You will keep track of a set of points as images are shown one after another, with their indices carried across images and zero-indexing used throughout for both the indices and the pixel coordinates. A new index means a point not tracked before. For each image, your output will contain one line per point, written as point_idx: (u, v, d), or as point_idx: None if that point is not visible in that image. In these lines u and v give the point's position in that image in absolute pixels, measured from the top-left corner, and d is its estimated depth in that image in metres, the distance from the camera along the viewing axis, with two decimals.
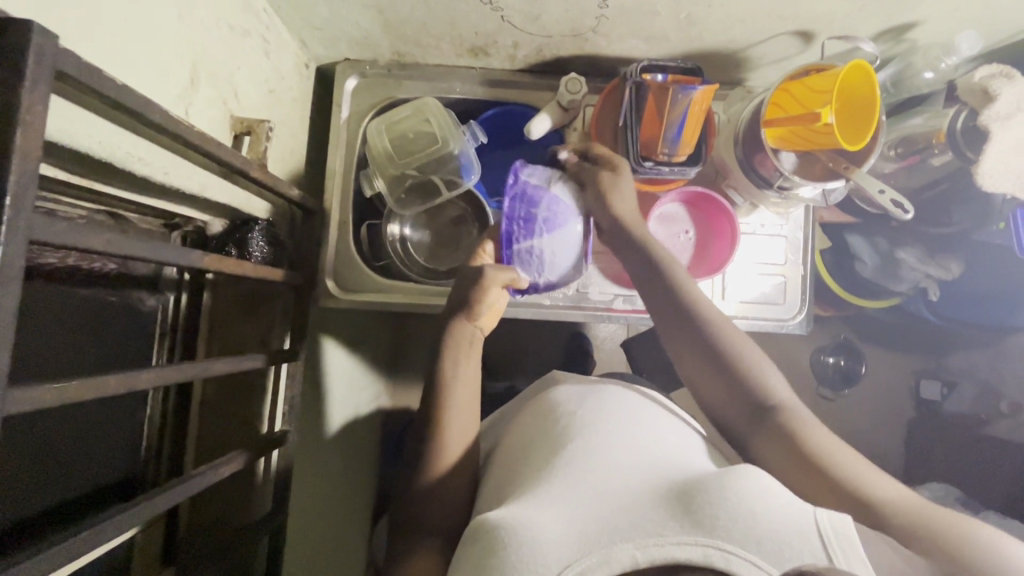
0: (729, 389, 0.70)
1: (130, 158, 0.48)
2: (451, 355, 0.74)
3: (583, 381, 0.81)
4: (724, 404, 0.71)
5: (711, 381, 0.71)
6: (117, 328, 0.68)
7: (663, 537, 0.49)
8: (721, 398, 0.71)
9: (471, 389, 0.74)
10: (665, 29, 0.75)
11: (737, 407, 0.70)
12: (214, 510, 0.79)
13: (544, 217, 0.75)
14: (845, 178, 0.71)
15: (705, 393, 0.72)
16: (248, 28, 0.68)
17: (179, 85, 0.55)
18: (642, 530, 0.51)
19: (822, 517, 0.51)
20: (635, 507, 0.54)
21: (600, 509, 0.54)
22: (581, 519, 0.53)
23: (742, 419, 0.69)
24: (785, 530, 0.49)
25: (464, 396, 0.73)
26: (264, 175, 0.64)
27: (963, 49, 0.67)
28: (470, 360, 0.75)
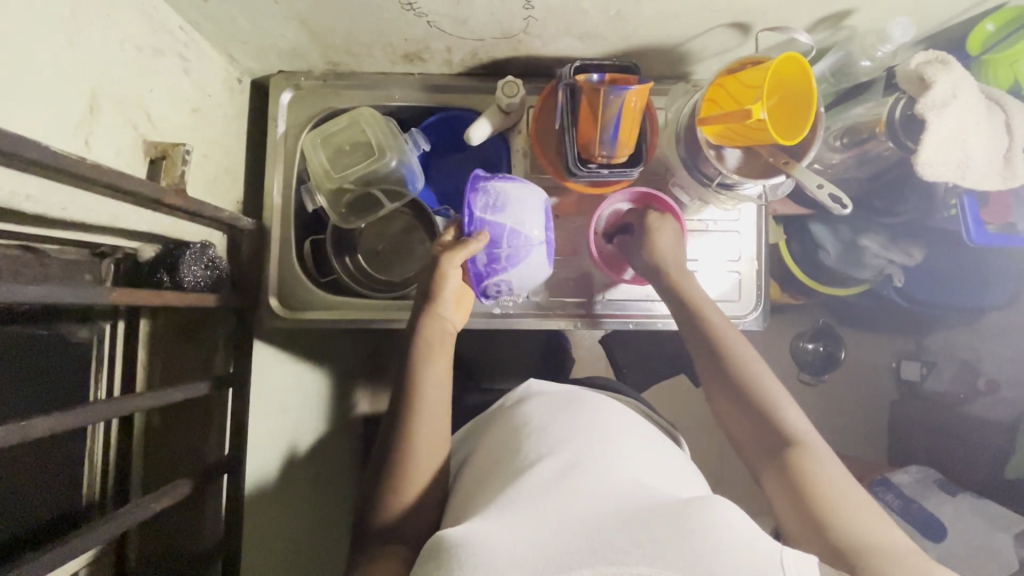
0: (741, 406, 0.68)
1: (16, 197, 0.46)
2: (423, 353, 0.73)
3: (554, 394, 0.79)
4: (741, 434, 0.68)
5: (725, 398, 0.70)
6: (45, 363, 0.66)
7: (627, 566, 0.48)
8: (733, 417, 0.69)
9: (442, 391, 0.73)
10: (597, 27, 0.73)
11: (750, 429, 0.67)
12: (167, 538, 0.78)
13: (507, 254, 0.78)
14: (785, 173, 0.70)
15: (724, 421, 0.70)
16: (162, 48, 0.66)
17: (77, 114, 0.53)
18: (603, 556, 0.49)
19: (791, 562, 0.49)
20: (597, 531, 0.52)
21: (562, 529, 0.52)
22: (540, 540, 0.51)
23: (754, 447, 0.67)
24: (744, 567, 0.48)
25: (434, 400, 0.72)
26: (183, 201, 0.62)
27: (896, 37, 0.66)
28: (441, 357, 0.74)
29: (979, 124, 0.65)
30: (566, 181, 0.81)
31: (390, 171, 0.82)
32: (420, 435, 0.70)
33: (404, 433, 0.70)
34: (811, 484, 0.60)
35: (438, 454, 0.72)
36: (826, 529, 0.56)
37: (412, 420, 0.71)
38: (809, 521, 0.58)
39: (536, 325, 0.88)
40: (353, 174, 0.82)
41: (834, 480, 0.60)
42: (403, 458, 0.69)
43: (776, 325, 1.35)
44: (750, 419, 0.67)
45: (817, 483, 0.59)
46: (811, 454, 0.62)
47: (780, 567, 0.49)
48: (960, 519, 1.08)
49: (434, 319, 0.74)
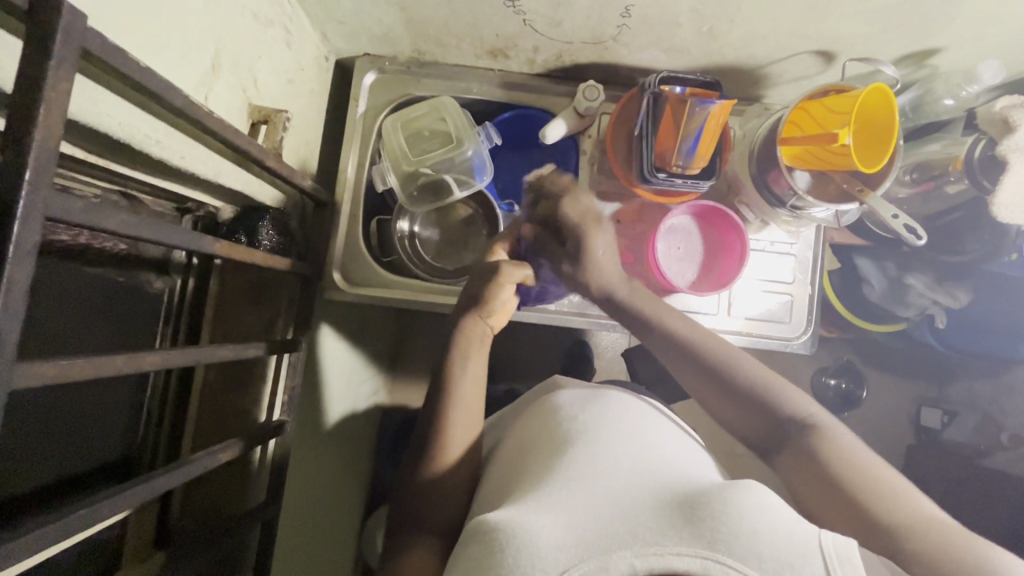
0: (744, 408, 0.70)
1: (148, 140, 0.49)
2: (460, 349, 0.75)
3: (582, 389, 0.80)
4: (745, 424, 0.70)
5: (724, 399, 0.71)
6: (122, 309, 0.68)
7: (662, 547, 0.48)
8: (740, 418, 0.70)
9: (479, 386, 0.74)
10: (686, 41, 0.75)
11: (758, 424, 0.69)
12: (205, 496, 0.79)
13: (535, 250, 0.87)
14: (858, 201, 0.71)
15: (729, 418, 0.71)
16: (272, 18, 0.68)
17: (201, 69, 0.56)
18: (640, 538, 0.49)
19: (827, 538, 0.49)
20: (634, 515, 0.52)
21: (599, 512, 0.53)
22: (580, 523, 0.52)
23: (766, 432, 0.68)
24: (779, 539, 0.48)
25: (470, 398, 0.73)
26: (279, 165, 0.64)
27: (986, 78, 0.68)
28: (478, 355, 0.76)
29: None
30: (636, 188, 0.82)
31: (464, 159, 0.85)
32: (454, 425, 0.71)
33: (440, 422, 0.72)
34: (836, 460, 0.61)
35: (474, 444, 0.73)
36: (853, 506, 0.57)
37: (448, 411, 0.72)
38: (841, 498, 0.58)
39: (588, 325, 0.89)
40: (428, 159, 0.85)
41: (852, 448, 0.62)
42: (440, 441, 0.71)
43: (803, 356, 1.35)
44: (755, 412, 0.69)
45: (839, 457, 0.61)
46: (825, 432, 0.65)
47: (820, 548, 0.48)
48: None
49: (479, 324, 0.76)
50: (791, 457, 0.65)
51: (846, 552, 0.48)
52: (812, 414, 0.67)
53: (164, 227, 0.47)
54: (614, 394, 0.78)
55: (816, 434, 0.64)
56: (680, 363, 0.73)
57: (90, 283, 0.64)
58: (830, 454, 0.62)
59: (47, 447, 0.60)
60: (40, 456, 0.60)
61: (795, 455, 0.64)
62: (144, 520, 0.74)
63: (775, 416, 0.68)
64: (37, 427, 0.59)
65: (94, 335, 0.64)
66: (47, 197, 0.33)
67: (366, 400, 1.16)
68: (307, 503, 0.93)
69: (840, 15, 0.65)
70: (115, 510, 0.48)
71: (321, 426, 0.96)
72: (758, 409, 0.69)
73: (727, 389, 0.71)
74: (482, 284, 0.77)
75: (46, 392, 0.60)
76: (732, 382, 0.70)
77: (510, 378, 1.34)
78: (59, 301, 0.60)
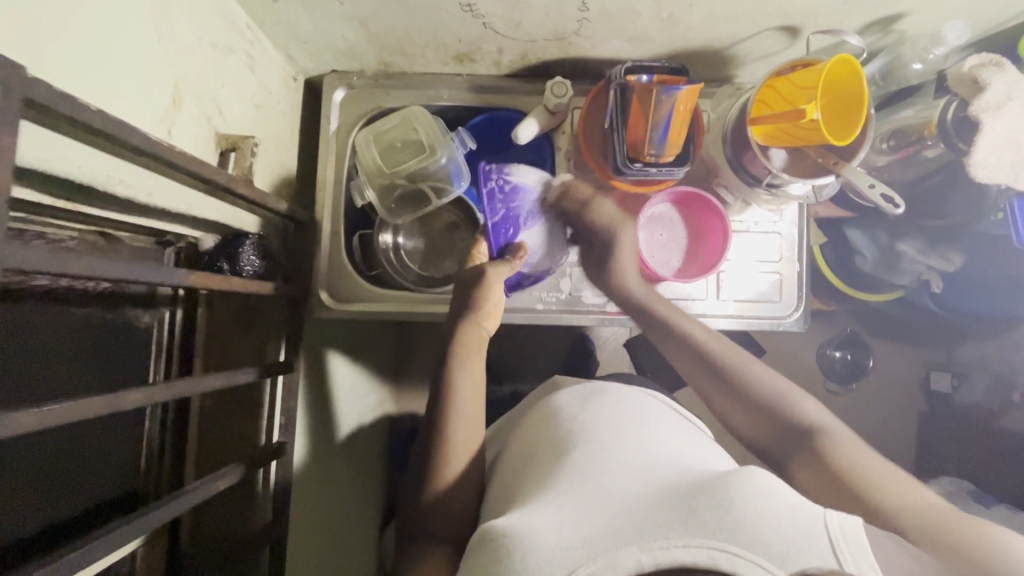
0: (754, 417, 0.71)
1: (112, 181, 0.49)
2: (459, 356, 0.75)
3: (582, 386, 0.80)
4: (752, 427, 0.72)
5: (738, 408, 0.72)
6: (110, 346, 0.69)
7: (668, 540, 0.47)
8: (750, 422, 0.72)
9: (477, 391, 0.74)
10: (648, 29, 0.75)
11: (771, 433, 0.70)
12: (214, 522, 0.80)
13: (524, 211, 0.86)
14: (834, 173, 0.71)
15: (736, 421, 0.73)
16: (233, 45, 0.69)
17: (161, 104, 0.56)
18: (646, 533, 0.48)
19: (833, 519, 0.49)
20: (639, 510, 0.52)
21: (606, 507, 0.53)
22: (586, 522, 0.52)
23: (775, 441, 0.70)
24: (789, 524, 0.48)
25: (469, 405, 0.73)
26: (251, 191, 0.65)
27: (951, 40, 0.67)
28: (476, 362, 0.76)
29: None
30: (612, 180, 0.82)
31: (439, 167, 0.84)
32: (456, 434, 0.71)
33: (441, 437, 0.71)
34: (841, 458, 0.62)
35: (475, 448, 0.73)
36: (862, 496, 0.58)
37: (448, 420, 0.72)
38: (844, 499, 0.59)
39: (578, 321, 0.88)
40: (403, 170, 0.85)
41: (862, 455, 0.62)
42: (438, 449, 0.71)
43: (805, 332, 1.35)
44: (761, 418, 0.71)
45: (846, 462, 0.62)
46: (834, 436, 0.65)
47: (825, 526, 0.48)
48: None
49: (475, 328, 0.77)
50: (802, 460, 0.65)
51: (853, 532, 0.48)
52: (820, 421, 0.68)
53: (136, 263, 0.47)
54: (611, 388, 0.78)
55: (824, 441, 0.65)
56: (691, 367, 0.76)
57: (78, 322, 0.65)
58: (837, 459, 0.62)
59: (49, 488, 0.61)
60: (43, 498, 0.61)
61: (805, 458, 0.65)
62: (156, 548, 0.76)
63: (789, 427, 0.69)
64: (34, 472, 0.60)
65: (79, 375, 0.65)
66: None
67: (373, 411, 1.17)
68: (321, 518, 0.94)
69: None
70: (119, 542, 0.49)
71: (326, 444, 0.96)
72: (770, 418, 0.70)
73: (735, 396, 0.72)
74: (470, 285, 0.77)
75: (42, 436, 0.60)
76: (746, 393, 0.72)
77: (513, 379, 1.34)
78: (46, 347, 0.61)
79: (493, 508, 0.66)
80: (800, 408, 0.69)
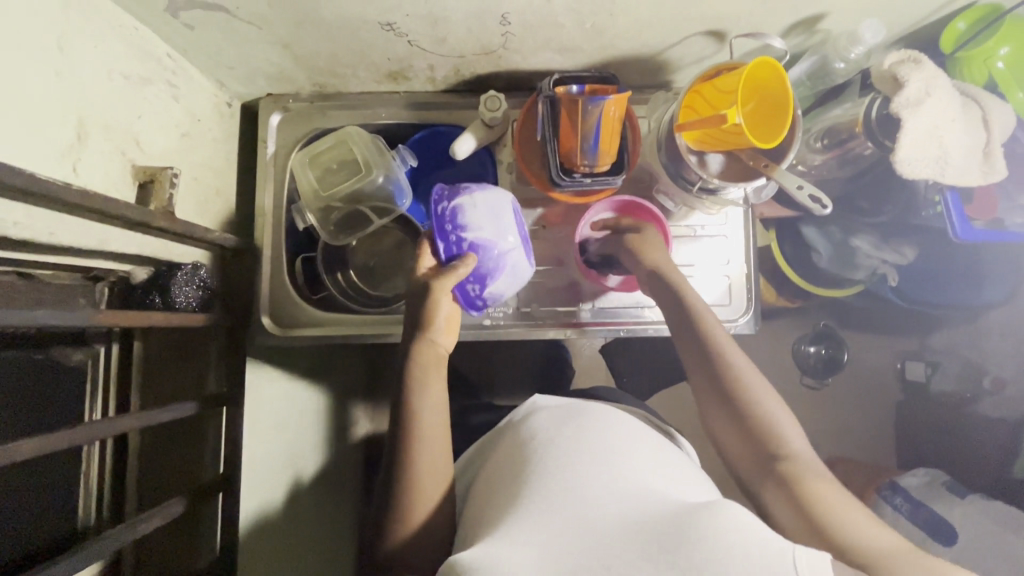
0: (740, 434, 0.69)
1: (3, 224, 0.48)
2: (419, 377, 0.73)
3: (560, 407, 0.77)
4: (733, 443, 0.69)
5: (727, 422, 0.70)
6: (36, 388, 0.67)
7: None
8: (733, 439, 0.69)
9: (442, 413, 0.73)
10: (574, 39, 0.74)
11: (749, 453, 0.68)
12: (164, 558, 0.78)
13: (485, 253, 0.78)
14: (766, 176, 0.70)
15: (721, 434, 0.71)
16: (149, 76, 0.68)
17: (64, 141, 0.55)
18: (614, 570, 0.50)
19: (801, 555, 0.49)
20: (607, 545, 0.52)
21: (580, 545, 0.53)
22: (557, 560, 0.52)
23: (751, 461, 0.67)
24: (756, 563, 0.49)
25: (435, 428, 0.72)
26: (171, 223, 0.63)
27: (867, 38, 0.67)
28: (436, 381, 0.74)
29: (957, 121, 0.65)
30: (550, 192, 0.81)
31: (377, 187, 0.83)
32: (423, 464, 0.69)
33: (405, 467, 0.69)
34: (814, 495, 0.60)
35: (445, 474, 0.72)
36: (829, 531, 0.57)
37: (411, 448, 0.70)
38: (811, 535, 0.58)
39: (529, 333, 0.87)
40: (340, 193, 0.84)
41: (832, 495, 0.60)
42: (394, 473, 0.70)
43: (778, 328, 1.34)
44: (743, 433, 0.68)
45: (817, 501, 0.60)
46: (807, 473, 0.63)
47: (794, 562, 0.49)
48: (969, 523, 1.05)
49: (429, 343, 0.74)
50: (774, 486, 0.64)
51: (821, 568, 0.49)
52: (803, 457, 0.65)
53: (7, 308, 0.46)
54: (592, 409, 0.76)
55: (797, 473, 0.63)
56: (694, 362, 0.73)
57: None
58: (815, 498, 0.60)
59: None
60: None
61: (778, 484, 0.63)
62: None
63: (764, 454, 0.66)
64: None
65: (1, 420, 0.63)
66: None
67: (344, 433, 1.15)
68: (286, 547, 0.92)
69: None
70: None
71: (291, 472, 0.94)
72: (752, 437, 0.68)
73: (733, 410, 0.69)
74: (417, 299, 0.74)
75: None
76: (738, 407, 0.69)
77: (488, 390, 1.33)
78: None
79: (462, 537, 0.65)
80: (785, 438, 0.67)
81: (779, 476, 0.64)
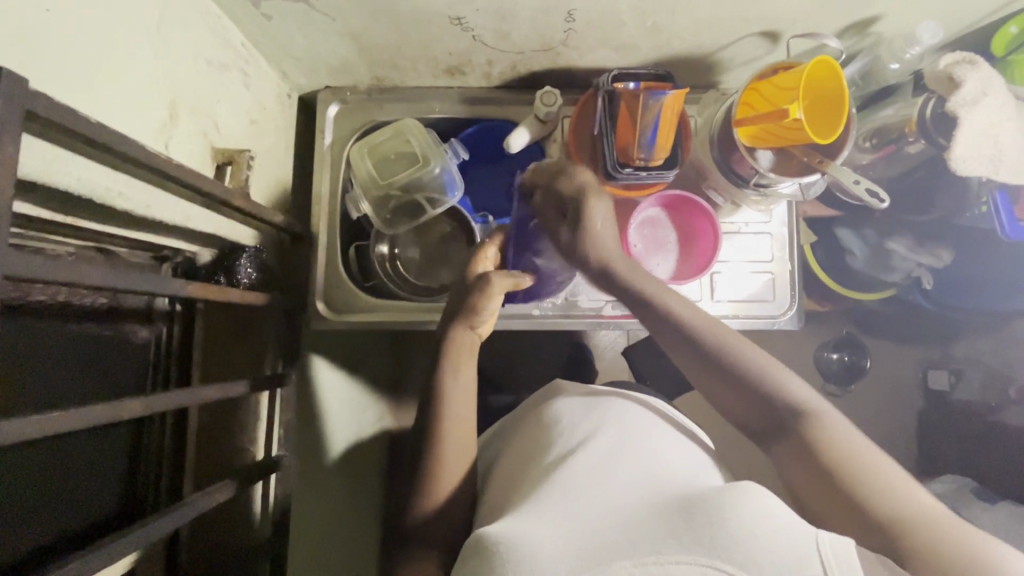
0: (741, 396, 0.66)
1: (110, 193, 0.50)
2: (451, 359, 0.75)
3: (580, 395, 0.78)
4: (739, 407, 0.67)
5: (725, 390, 0.67)
6: (106, 363, 0.67)
7: (661, 555, 0.47)
8: (736, 402, 0.67)
9: (471, 393, 0.74)
10: (633, 38, 0.77)
11: (754, 411, 0.66)
12: (214, 539, 0.78)
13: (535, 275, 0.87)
14: (821, 171, 0.72)
15: (721, 398, 0.68)
16: (227, 62, 0.70)
17: (158, 120, 0.57)
18: (638, 546, 0.48)
19: (825, 539, 0.48)
20: (633, 525, 0.51)
21: (600, 521, 0.52)
22: (580, 534, 0.51)
23: (762, 418, 0.65)
24: (781, 546, 0.47)
25: (463, 406, 0.73)
26: (247, 203, 0.65)
27: (925, 40, 0.70)
28: (467, 365, 0.75)
29: (1010, 121, 0.69)
30: (604, 186, 0.83)
31: (433, 177, 0.86)
32: (449, 442, 0.70)
33: (433, 442, 0.70)
34: (828, 449, 0.59)
35: (469, 456, 0.72)
36: (850, 494, 0.56)
37: (439, 425, 0.71)
38: (837, 492, 0.57)
39: (573, 325, 0.90)
40: (397, 182, 0.86)
41: (849, 442, 0.59)
42: (436, 454, 0.70)
43: (803, 333, 1.35)
44: (744, 398, 0.66)
45: (834, 450, 0.59)
46: (822, 420, 0.61)
47: (818, 545, 0.47)
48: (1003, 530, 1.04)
49: (468, 333, 0.76)
50: (787, 447, 0.63)
51: (845, 553, 0.47)
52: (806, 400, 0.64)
53: (139, 275, 0.48)
54: (613, 402, 0.75)
55: (812, 424, 0.61)
56: (675, 344, 0.70)
57: (73, 340, 0.63)
58: (828, 448, 0.59)
59: (42, 510, 0.59)
60: (35, 520, 0.59)
61: (793, 444, 0.62)
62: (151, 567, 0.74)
63: (775, 409, 0.64)
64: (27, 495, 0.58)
65: (79, 393, 0.63)
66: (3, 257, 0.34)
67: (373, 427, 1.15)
68: (319, 535, 0.92)
69: None
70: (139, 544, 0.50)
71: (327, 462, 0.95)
72: (755, 397, 0.65)
73: (725, 378, 0.67)
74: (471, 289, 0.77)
75: (40, 446, 0.60)
76: (732, 374, 0.66)
77: (512, 388, 1.33)
78: (46, 364, 0.60)
79: (488, 514, 0.65)
80: (789, 390, 0.64)
81: (793, 436, 0.62)
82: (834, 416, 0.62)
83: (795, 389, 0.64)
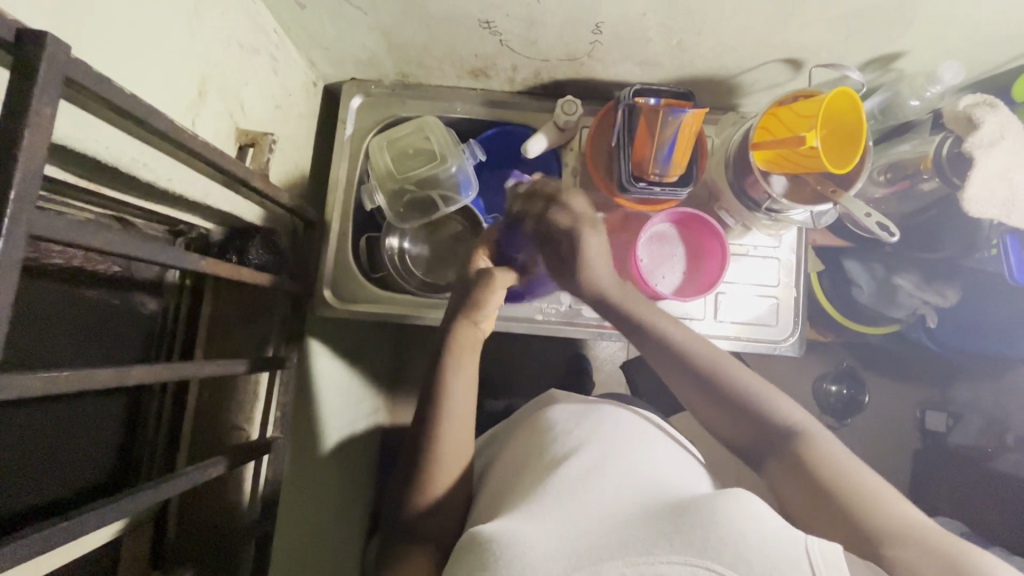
0: (734, 417, 0.67)
1: (135, 163, 0.51)
2: (452, 358, 0.74)
3: (579, 403, 0.78)
4: (731, 428, 0.68)
5: (719, 413, 0.68)
6: (115, 329, 0.68)
7: (652, 556, 0.47)
8: (729, 424, 0.68)
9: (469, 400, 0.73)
10: (658, 55, 0.78)
11: (745, 433, 0.67)
12: (203, 514, 0.78)
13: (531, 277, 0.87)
14: (833, 201, 0.73)
15: (714, 422, 0.69)
16: (259, 46, 0.72)
17: (188, 95, 0.59)
18: (632, 548, 0.48)
19: (814, 544, 0.48)
20: (626, 527, 0.51)
21: (592, 523, 0.52)
22: (574, 535, 0.51)
23: (754, 440, 0.66)
24: (770, 547, 0.47)
25: (461, 406, 0.72)
26: (266, 184, 0.66)
27: (946, 79, 0.72)
28: (469, 362, 0.75)
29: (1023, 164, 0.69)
30: (617, 198, 0.84)
31: (449, 175, 0.87)
32: (445, 442, 0.70)
33: (431, 439, 0.70)
34: (822, 464, 0.59)
35: (464, 458, 0.72)
36: (846, 507, 0.55)
37: (436, 428, 0.71)
38: (827, 506, 0.57)
39: (576, 334, 0.91)
40: (413, 177, 0.87)
41: (843, 459, 0.60)
42: (433, 453, 0.69)
43: (803, 363, 1.33)
44: (740, 420, 0.67)
45: (829, 466, 0.59)
46: (814, 439, 0.62)
47: (807, 549, 0.47)
48: None
49: (470, 330, 0.76)
50: (779, 465, 0.63)
51: (834, 559, 0.47)
52: (798, 421, 0.64)
53: (148, 242, 0.48)
54: (608, 408, 0.76)
55: (805, 443, 0.62)
56: (670, 368, 0.71)
57: (85, 305, 0.64)
58: (820, 463, 0.60)
59: (43, 468, 0.60)
60: (37, 476, 0.59)
61: (785, 461, 0.62)
62: (139, 538, 0.74)
63: (766, 426, 0.65)
64: (26, 450, 0.59)
65: (90, 356, 0.65)
66: (30, 216, 0.35)
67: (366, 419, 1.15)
68: (305, 522, 0.91)
69: (802, 24, 0.68)
70: (122, 512, 0.49)
71: (315, 450, 0.94)
72: (750, 417, 0.66)
73: (721, 400, 0.68)
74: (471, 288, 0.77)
75: (41, 408, 0.60)
76: (728, 397, 0.67)
77: (508, 393, 1.33)
78: (58, 326, 0.61)
79: (481, 515, 0.65)
80: (783, 411, 0.65)
81: (787, 452, 0.63)
82: (825, 436, 0.63)
83: (788, 411, 0.65)
